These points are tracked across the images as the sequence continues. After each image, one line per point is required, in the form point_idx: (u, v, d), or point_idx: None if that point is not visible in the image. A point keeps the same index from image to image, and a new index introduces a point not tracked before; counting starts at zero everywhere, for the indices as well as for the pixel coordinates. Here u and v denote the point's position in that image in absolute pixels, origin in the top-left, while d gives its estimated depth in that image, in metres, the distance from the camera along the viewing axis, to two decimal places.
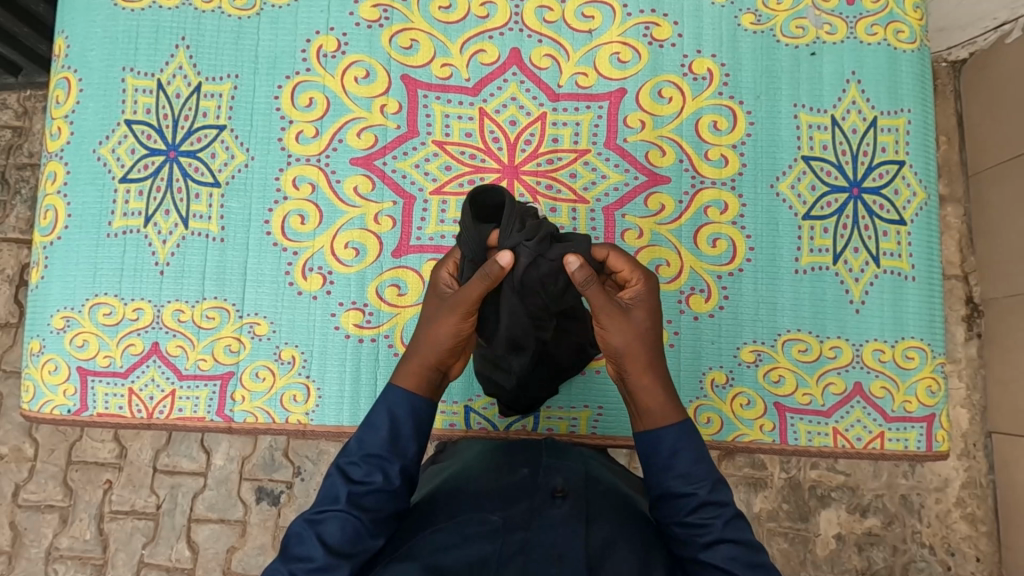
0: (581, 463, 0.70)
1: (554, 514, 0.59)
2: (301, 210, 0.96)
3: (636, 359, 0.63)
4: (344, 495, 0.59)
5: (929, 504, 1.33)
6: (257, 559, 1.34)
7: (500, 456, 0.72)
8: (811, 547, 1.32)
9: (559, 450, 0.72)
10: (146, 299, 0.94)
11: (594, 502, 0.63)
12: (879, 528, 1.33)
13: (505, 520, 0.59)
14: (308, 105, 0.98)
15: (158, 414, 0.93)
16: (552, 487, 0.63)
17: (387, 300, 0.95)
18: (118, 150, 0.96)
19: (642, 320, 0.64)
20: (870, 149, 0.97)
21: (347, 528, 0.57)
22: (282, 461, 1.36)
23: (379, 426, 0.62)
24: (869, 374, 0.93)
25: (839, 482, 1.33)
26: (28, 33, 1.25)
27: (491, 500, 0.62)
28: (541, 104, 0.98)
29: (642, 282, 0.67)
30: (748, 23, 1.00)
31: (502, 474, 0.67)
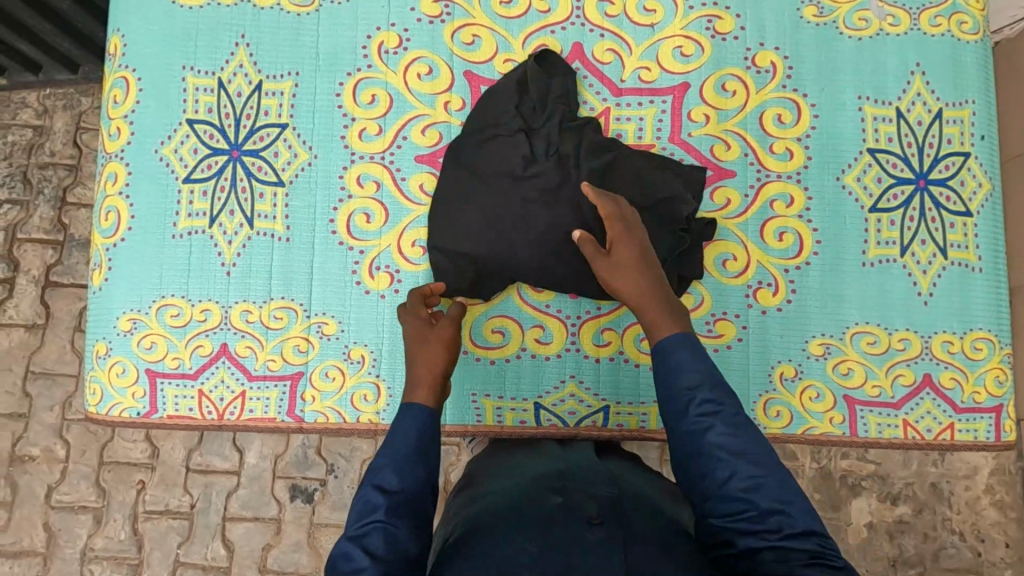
0: (612, 485, 0.73)
1: (590, 538, 0.62)
2: (366, 208, 0.96)
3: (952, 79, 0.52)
4: (380, 505, 0.65)
5: (959, 491, 1.35)
6: (291, 557, 1.35)
7: (532, 484, 0.74)
8: (843, 535, 1.33)
9: (588, 477, 0.75)
10: (214, 300, 0.94)
11: (628, 525, 0.66)
12: (909, 516, 1.34)
13: (541, 550, 0.61)
14: (370, 102, 0.97)
15: (229, 415, 0.93)
16: (587, 515, 0.66)
17: (528, 333, 0.95)
18: (181, 150, 0.95)
19: None
20: (936, 140, 0.96)
21: (385, 535, 0.63)
22: (315, 459, 1.37)
23: (405, 435, 0.71)
24: (938, 365, 0.93)
25: (869, 471, 1.35)
26: (48, 29, 1.22)
27: (526, 528, 0.64)
28: (605, 99, 0.98)
29: None
30: (810, 15, 0.99)
31: (534, 498, 0.70)
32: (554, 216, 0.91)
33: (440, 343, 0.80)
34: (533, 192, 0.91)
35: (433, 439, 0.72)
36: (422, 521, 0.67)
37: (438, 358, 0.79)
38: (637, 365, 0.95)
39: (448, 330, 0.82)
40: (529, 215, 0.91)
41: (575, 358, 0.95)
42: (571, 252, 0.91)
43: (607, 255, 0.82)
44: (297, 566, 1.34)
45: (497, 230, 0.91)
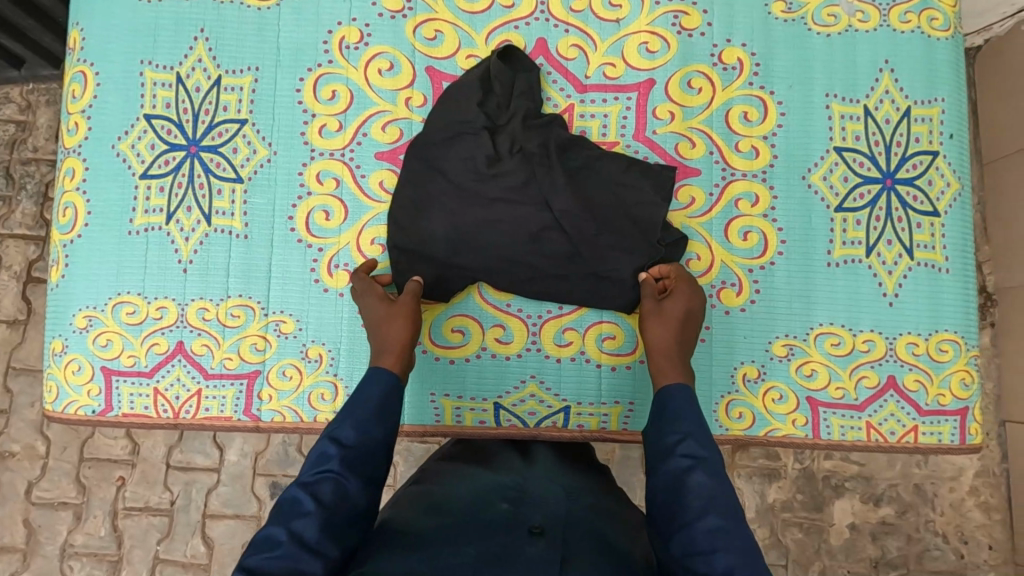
0: (567, 501, 0.75)
1: (531, 551, 0.64)
2: (325, 205, 0.95)
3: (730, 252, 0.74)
4: (335, 455, 0.69)
5: (943, 493, 1.33)
6: None
7: (487, 491, 0.76)
8: (825, 536, 1.32)
9: (541, 489, 0.77)
10: (170, 298, 0.93)
11: (571, 536, 0.68)
12: (893, 517, 1.33)
13: (479, 555, 0.63)
14: (331, 98, 0.96)
15: (185, 413, 0.92)
16: (531, 525, 0.68)
17: (489, 336, 0.94)
18: (138, 146, 0.94)
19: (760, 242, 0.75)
20: (904, 139, 0.95)
21: (336, 486, 0.66)
22: (296, 456, 1.36)
23: (369, 400, 0.74)
24: (903, 367, 0.92)
25: (853, 472, 1.34)
26: (31, 25, 1.21)
27: (470, 534, 0.67)
28: (569, 96, 0.97)
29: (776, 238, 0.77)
30: (779, 11, 0.98)
31: (484, 508, 0.72)
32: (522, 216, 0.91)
33: (403, 318, 0.84)
34: (501, 192, 0.91)
35: (392, 398, 0.76)
36: (371, 476, 0.70)
37: (394, 338, 0.82)
38: (600, 365, 0.94)
39: (410, 305, 0.85)
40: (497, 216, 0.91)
41: (537, 358, 0.94)
42: (538, 251, 0.92)
43: (657, 300, 0.86)
44: None
45: (463, 231, 0.91)
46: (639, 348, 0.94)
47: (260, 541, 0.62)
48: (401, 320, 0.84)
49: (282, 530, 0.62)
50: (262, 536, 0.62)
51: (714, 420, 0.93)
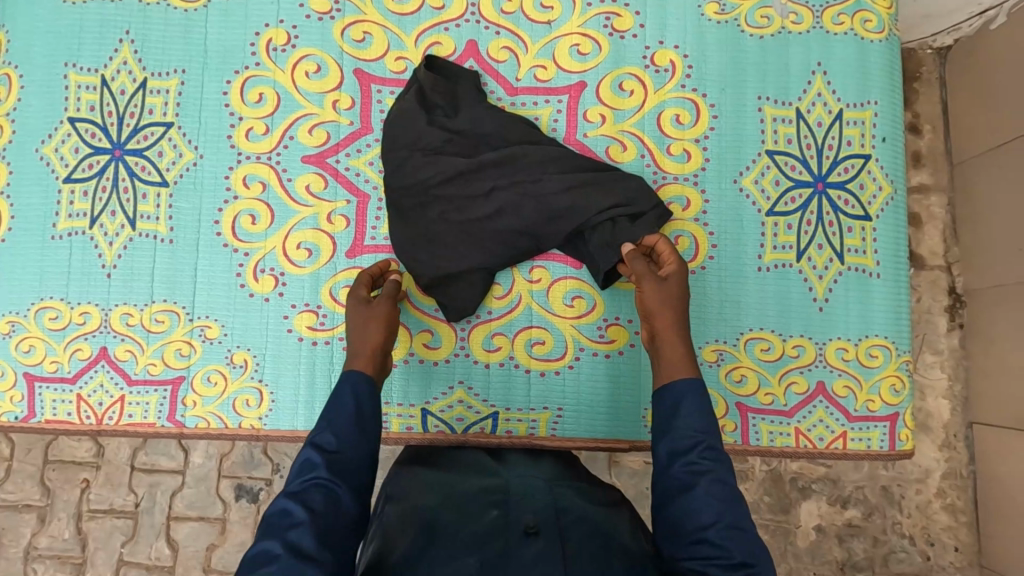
0: (549, 495, 0.72)
1: (527, 552, 0.61)
2: (252, 209, 0.94)
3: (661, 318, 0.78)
4: (321, 463, 0.66)
5: (910, 495, 1.33)
6: (236, 556, 1.34)
7: (469, 493, 0.73)
8: (792, 539, 1.32)
9: (525, 488, 0.74)
10: (93, 303, 0.92)
11: (568, 535, 0.65)
12: (859, 519, 1.32)
13: (481, 563, 0.60)
14: (258, 101, 0.95)
15: (108, 420, 0.91)
16: (524, 524, 0.65)
17: (417, 341, 0.93)
18: (62, 149, 0.93)
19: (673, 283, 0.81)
20: (836, 142, 0.94)
21: (325, 492, 0.64)
22: (261, 458, 1.36)
23: (345, 406, 0.72)
24: (832, 372, 0.91)
25: (820, 474, 1.33)
26: None
27: (463, 544, 0.63)
28: (500, 99, 0.96)
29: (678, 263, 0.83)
30: (712, 13, 0.97)
31: (472, 512, 0.68)
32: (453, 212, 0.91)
33: (379, 326, 0.82)
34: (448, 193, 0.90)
35: (370, 400, 0.74)
36: (357, 479, 0.68)
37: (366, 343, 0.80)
38: (529, 370, 0.93)
39: (386, 310, 0.84)
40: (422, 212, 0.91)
41: (465, 363, 0.93)
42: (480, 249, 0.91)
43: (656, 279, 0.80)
44: None
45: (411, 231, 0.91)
46: (568, 353, 0.93)
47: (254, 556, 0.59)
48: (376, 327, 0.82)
49: (278, 543, 0.59)
50: (256, 552, 0.59)
51: (641, 424, 0.93)
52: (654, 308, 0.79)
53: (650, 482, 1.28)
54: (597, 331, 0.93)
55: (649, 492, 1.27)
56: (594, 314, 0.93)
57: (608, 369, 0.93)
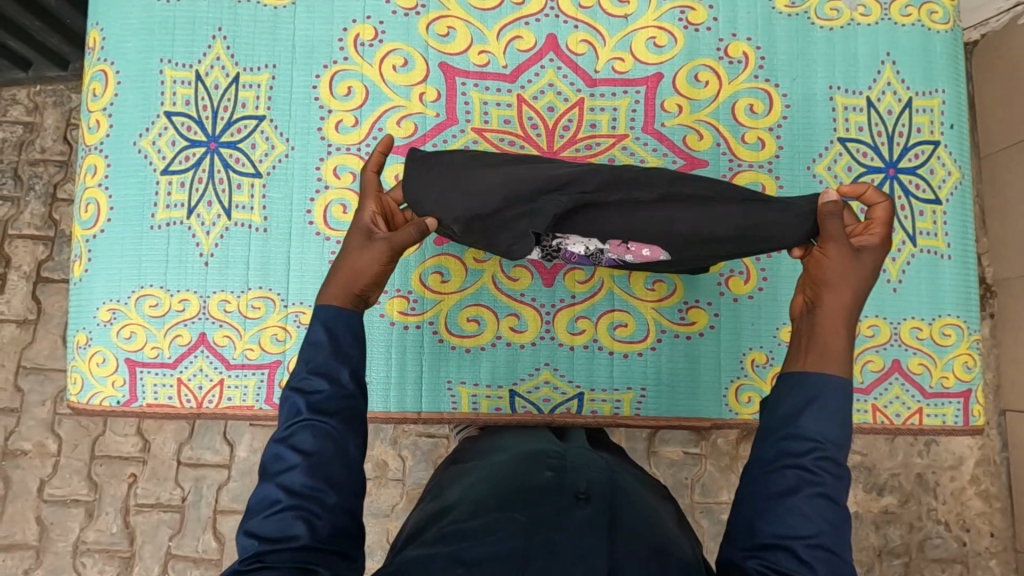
0: (606, 470, 0.71)
1: (577, 516, 0.63)
2: (342, 199, 0.97)
3: (842, 295, 0.64)
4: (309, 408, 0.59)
5: (945, 482, 1.36)
6: None
7: (523, 458, 0.73)
8: None
9: (581, 459, 0.73)
10: (192, 290, 0.95)
11: (617, 507, 0.66)
12: (895, 506, 1.35)
13: (528, 518, 0.62)
14: (346, 94, 0.98)
15: (208, 403, 0.94)
16: (576, 490, 0.66)
17: (503, 326, 0.96)
18: (159, 142, 0.96)
19: (868, 266, 0.65)
20: (906, 129, 0.97)
21: (319, 435, 0.58)
22: None
23: (317, 342, 0.63)
24: (907, 351, 0.94)
25: (856, 462, 1.36)
26: (37, 27, 1.23)
27: (516, 497, 0.65)
28: (579, 90, 0.99)
29: (880, 234, 0.67)
30: (782, 6, 1.00)
31: (528, 473, 0.69)
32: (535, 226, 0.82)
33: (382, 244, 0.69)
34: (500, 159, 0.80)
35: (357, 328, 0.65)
36: (368, 429, 0.61)
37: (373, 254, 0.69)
38: (611, 352, 0.97)
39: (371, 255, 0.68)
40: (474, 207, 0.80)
41: (550, 345, 0.97)
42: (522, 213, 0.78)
43: (851, 250, 0.65)
44: None
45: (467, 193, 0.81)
46: (650, 335, 0.97)
47: (259, 501, 0.57)
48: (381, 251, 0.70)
49: (280, 490, 0.56)
50: (260, 497, 0.57)
51: (723, 404, 0.96)
52: (833, 280, 0.64)
53: (688, 471, 1.32)
54: (677, 313, 0.97)
55: (687, 482, 1.31)
56: (675, 297, 0.97)
57: (688, 352, 0.97)
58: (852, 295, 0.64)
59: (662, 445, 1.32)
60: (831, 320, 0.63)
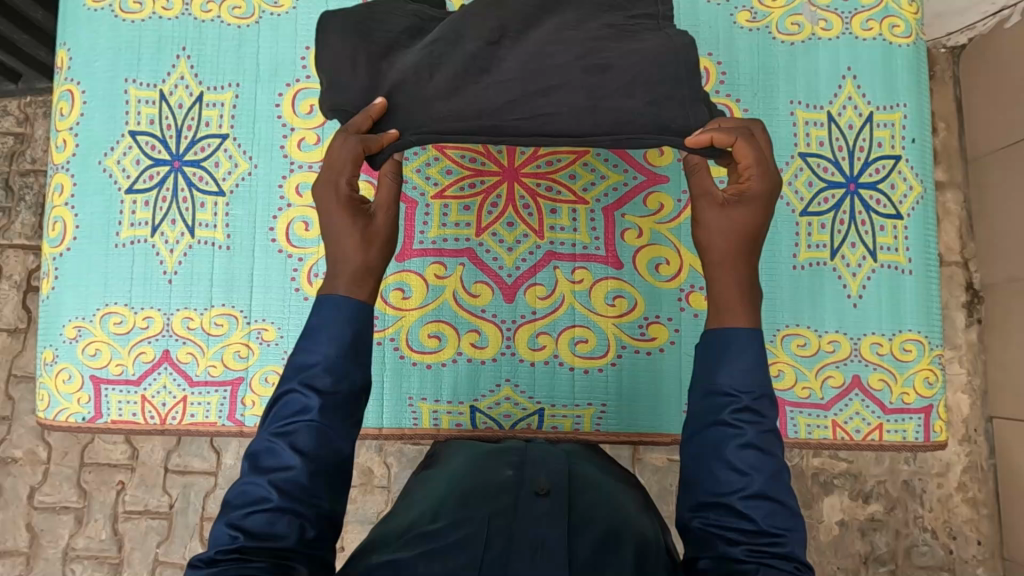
0: (565, 464, 0.71)
1: (537, 507, 0.61)
2: (304, 217, 0.98)
3: (715, 249, 0.61)
4: (315, 403, 0.53)
5: (931, 489, 1.35)
6: None
7: (487, 460, 0.73)
8: (815, 532, 1.35)
9: (542, 455, 0.73)
10: (156, 308, 0.96)
11: (579, 499, 0.65)
12: (881, 513, 1.35)
13: (489, 515, 0.61)
14: (309, 112, 0.99)
15: (171, 419, 0.95)
16: (536, 486, 0.65)
17: (466, 343, 0.97)
18: (123, 161, 0.98)
19: (745, 216, 0.60)
20: (867, 144, 0.97)
21: (316, 433, 0.52)
22: None
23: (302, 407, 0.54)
24: (868, 367, 0.94)
25: (841, 469, 1.36)
26: (27, 40, 1.25)
27: (477, 495, 0.64)
28: None
29: (762, 175, 0.61)
30: (744, 21, 1.00)
31: (487, 473, 0.69)
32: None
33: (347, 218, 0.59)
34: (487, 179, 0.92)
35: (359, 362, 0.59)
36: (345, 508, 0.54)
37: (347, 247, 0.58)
38: (572, 369, 0.97)
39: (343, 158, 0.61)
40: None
41: (511, 361, 0.97)
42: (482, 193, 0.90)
43: (716, 198, 0.62)
44: None
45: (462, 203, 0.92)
46: (610, 351, 0.97)
47: (238, 495, 0.51)
48: (376, 246, 0.59)
49: (261, 485, 0.50)
50: (241, 490, 0.51)
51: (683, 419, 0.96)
52: (705, 247, 0.61)
53: (673, 479, 1.31)
54: (638, 329, 0.97)
55: (672, 489, 1.31)
56: (636, 313, 0.97)
57: (650, 367, 0.97)
58: (734, 239, 0.60)
59: (647, 451, 1.32)
60: (725, 275, 0.60)
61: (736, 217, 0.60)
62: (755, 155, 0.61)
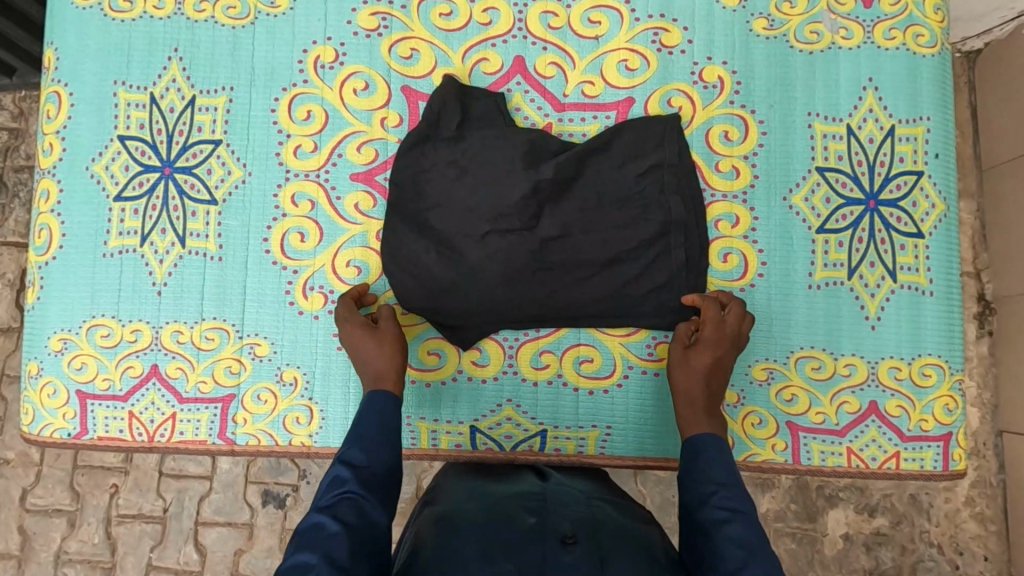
0: (586, 506, 0.72)
1: (566, 559, 0.60)
2: (300, 227, 0.94)
3: (694, 403, 0.81)
4: (351, 479, 0.69)
5: (939, 504, 1.32)
6: (264, 562, 1.34)
7: (506, 500, 0.72)
8: (818, 546, 1.31)
9: (564, 499, 0.73)
10: (145, 321, 0.92)
11: (604, 544, 0.63)
12: (887, 528, 1.31)
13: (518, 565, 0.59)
14: (306, 118, 0.95)
15: (160, 437, 0.91)
16: (562, 533, 0.64)
17: (466, 362, 0.93)
18: (112, 167, 0.94)
19: (700, 391, 0.82)
20: (888, 159, 0.93)
21: (356, 508, 0.67)
22: (288, 465, 1.35)
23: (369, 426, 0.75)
24: (885, 393, 0.91)
25: (847, 482, 1.32)
26: (22, 36, 1.21)
27: (502, 541, 0.62)
28: (547, 115, 0.96)
29: (710, 352, 0.84)
30: (761, 28, 0.96)
31: (506, 517, 0.67)
32: (507, 246, 0.90)
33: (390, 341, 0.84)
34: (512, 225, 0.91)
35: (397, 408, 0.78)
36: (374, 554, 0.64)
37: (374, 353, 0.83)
38: (577, 390, 0.93)
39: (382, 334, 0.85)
40: (446, 245, 0.91)
41: (514, 381, 0.93)
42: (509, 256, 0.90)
43: (686, 347, 0.86)
44: (271, 571, 1.33)
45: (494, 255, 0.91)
46: (617, 371, 0.93)
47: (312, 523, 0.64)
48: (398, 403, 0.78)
49: (313, 554, 0.60)
50: (310, 522, 0.64)
51: None
52: (677, 361, 0.85)
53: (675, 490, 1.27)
54: (646, 349, 0.93)
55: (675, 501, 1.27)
56: (643, 333, 0.93)
57: (657, 388, 0.93)
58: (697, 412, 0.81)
59: None
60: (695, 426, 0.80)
61: (694, 382, 0.83)
62: (710, 352, 0.84)
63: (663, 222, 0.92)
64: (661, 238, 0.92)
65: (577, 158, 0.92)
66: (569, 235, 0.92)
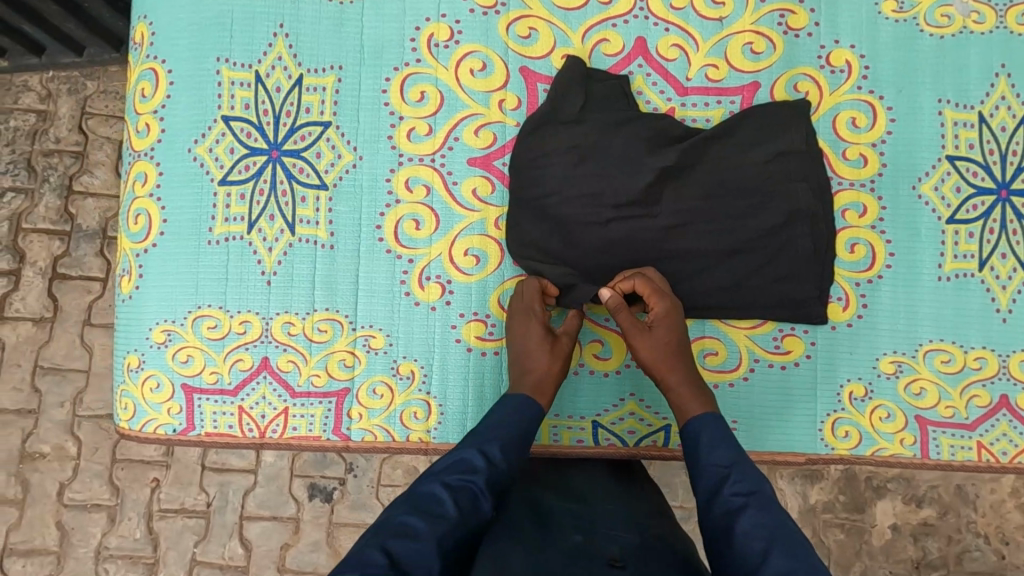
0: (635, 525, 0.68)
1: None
2: (415, 214, 0.90)
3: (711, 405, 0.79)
4: (481, 470, 0.67)
5: (985, 494, 1.28)
6: (310, 557, 1.26)
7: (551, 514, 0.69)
8: (867, 538, 1.28)
9: (611, 517, 0.70)
10: (253, 312, 0.88)
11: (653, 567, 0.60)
12: (934, 518, 1.28)
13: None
14: (419, 100, 0.90)
15: (272, 433, 0.88)
16: (610, 556, 0.61)
17: (588, 355, 0.90)
18: (216, 150, 0.89)
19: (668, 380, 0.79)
20: (1020, 148, 0.91)
21: (472, 498, 0.64)
22: (334, 457, 1.29)
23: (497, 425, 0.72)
24: (1016, 386, 0.89)
25: (894, 473, 1.29)
26: (55, 10, 1.14)
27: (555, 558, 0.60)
28: (669, 99, 0.92)
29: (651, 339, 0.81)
30: (889, 11, 0.93)
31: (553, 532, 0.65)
32: (630, 233, 0.88)
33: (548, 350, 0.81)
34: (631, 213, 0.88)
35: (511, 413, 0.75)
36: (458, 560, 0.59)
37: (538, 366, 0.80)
38: None
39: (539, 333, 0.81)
40: (568, 232, 0.88)
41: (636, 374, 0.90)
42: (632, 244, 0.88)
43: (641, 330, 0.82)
44: (317, 566, 1.25)
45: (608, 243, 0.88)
46: (743, 364, 0.91)
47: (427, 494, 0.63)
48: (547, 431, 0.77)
49: (418, 519, 0.59)
50: (426, 490, 0.64)
51: (818, 438, 0.91)
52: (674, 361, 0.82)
53: None
54: (772, 342, 0.91)
55: None
56: (769, 325, 0.91)
57: (783, 381, 0.91)
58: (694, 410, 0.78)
59: None
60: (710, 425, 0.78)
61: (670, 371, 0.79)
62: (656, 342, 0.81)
63: (790, 209, 0.89)
64: (785, 227, 0.89)
65: (698, 145, 0.89)
66: (688, 226, 0.89)
